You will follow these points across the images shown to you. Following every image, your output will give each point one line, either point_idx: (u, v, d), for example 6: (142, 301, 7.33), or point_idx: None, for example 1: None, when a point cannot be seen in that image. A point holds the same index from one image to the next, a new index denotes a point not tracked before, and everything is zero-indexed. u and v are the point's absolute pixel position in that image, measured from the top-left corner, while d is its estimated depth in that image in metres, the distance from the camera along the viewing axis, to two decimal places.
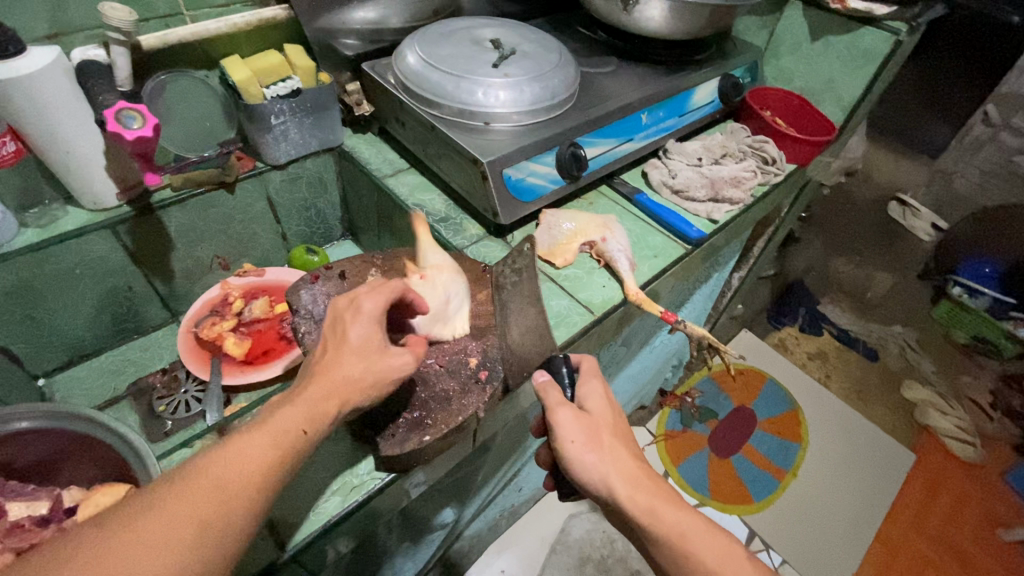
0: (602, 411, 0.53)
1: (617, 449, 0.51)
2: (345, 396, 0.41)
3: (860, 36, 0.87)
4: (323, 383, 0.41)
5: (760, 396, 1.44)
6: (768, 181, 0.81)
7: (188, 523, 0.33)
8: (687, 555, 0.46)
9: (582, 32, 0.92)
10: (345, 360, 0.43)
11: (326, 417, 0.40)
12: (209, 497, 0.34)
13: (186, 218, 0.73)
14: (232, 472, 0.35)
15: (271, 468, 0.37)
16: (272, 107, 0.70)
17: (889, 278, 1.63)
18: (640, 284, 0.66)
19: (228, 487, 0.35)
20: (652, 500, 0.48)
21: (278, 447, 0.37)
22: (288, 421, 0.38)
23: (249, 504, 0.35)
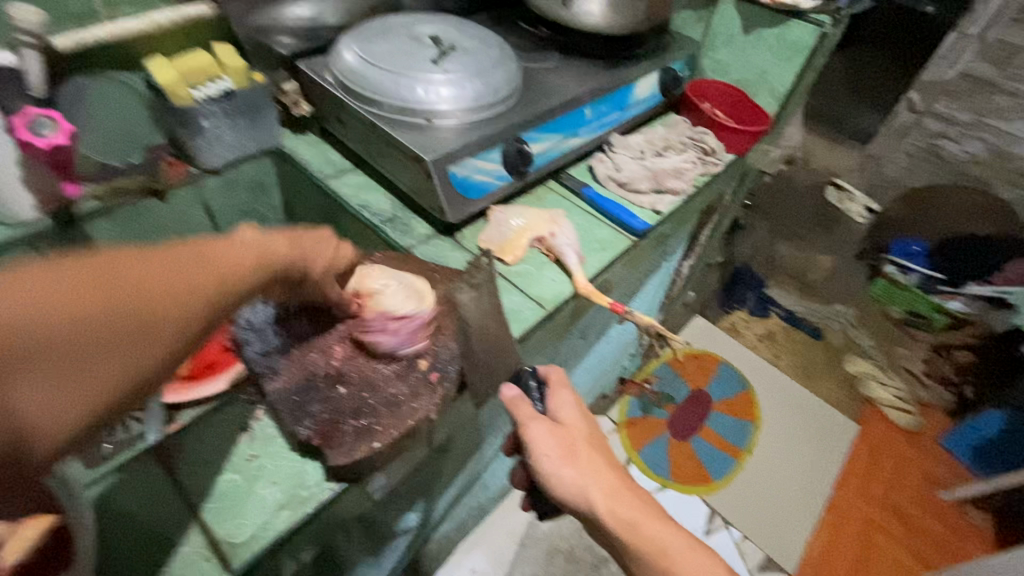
0: (575, 425, 0.58)
1: (591, 460, 0.56)
2: (310, 260, 0.47)
3: (788, 29, 0.92)
4: (293, 239, 0.46)
5: (714, 378, 1.49)
6: (709, 171, 0.84)
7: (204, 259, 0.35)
8: (650, 555, 0.52)
9: (524, 27, 0.93)
10: (316, 239, 0.48)
11: (294, 266, 0.45)
12: (212, 260, 0.35)
13: (115, 230, 0.69)
14: (231, 250, 0.37)
15: (257, 275, 0.39)
16: (202, 109, 0.67)
17: (829, 258, 1.69)
18: (589, 277, 0.67)
19: (226, 257, 0.37)
20: (621, 505, 0.54)
21: (264, 257, 0.41)
22: (272, 248, 0.42)
23: (243, 282, 0.37)
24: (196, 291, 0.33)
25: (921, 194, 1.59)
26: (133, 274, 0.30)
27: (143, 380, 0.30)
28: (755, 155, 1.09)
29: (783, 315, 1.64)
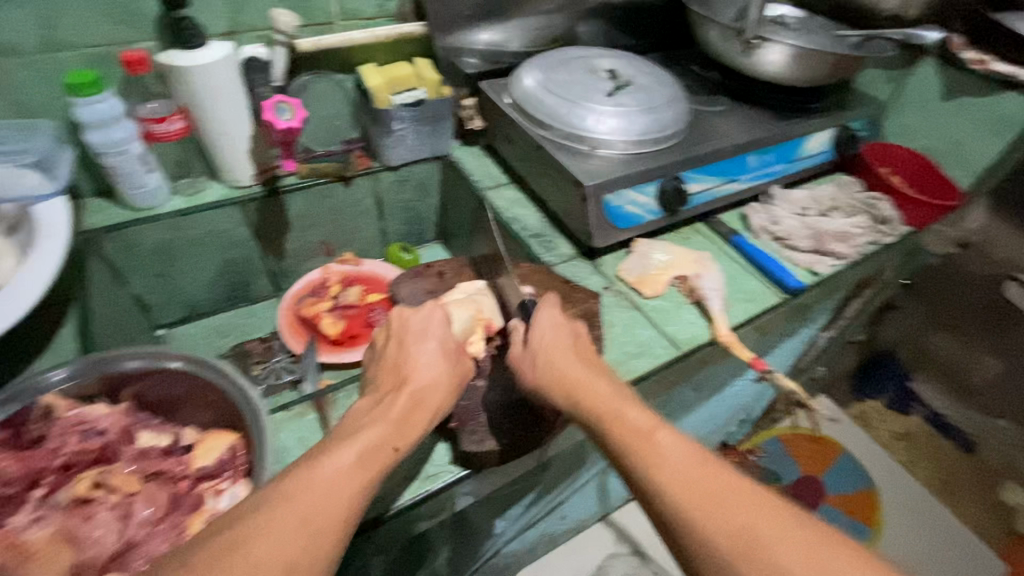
0: (551, 347, 0.53)
1: (569, 371, 0.51)
2: (429, 408, 0.46)
3: (1000, 100, 0.82)
4: (399, 421, 0.44)
5: (832, 468, 1.34)
6: (879, 240, 0.77)
7: (305, 518, 0.36)
8: (644, 454, 0.44)
9: (694, 70, 0.94)
10: (422, 358, 0.49)
11: (405, 433, 0.44)
12: (309, 507, 0.36)
13: (305, 204, 0.80)
14: (327, 482, 0.38)
15: (362, 492, 0.39)
16: (396, 114, 0.76)
17: (997, 365, 1.25)
18: (730, 325, 0.64)
19: (325, 507, 0.37)
20: (585, 394, 0.49)
21: (364, 455, 0.40)
22: (373, 436, 0.42)
23: (348, 513, 0.38)
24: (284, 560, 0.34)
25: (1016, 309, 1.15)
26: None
27: None
28: (929, 233, 0.98)
29: (927, 416, 1.42)
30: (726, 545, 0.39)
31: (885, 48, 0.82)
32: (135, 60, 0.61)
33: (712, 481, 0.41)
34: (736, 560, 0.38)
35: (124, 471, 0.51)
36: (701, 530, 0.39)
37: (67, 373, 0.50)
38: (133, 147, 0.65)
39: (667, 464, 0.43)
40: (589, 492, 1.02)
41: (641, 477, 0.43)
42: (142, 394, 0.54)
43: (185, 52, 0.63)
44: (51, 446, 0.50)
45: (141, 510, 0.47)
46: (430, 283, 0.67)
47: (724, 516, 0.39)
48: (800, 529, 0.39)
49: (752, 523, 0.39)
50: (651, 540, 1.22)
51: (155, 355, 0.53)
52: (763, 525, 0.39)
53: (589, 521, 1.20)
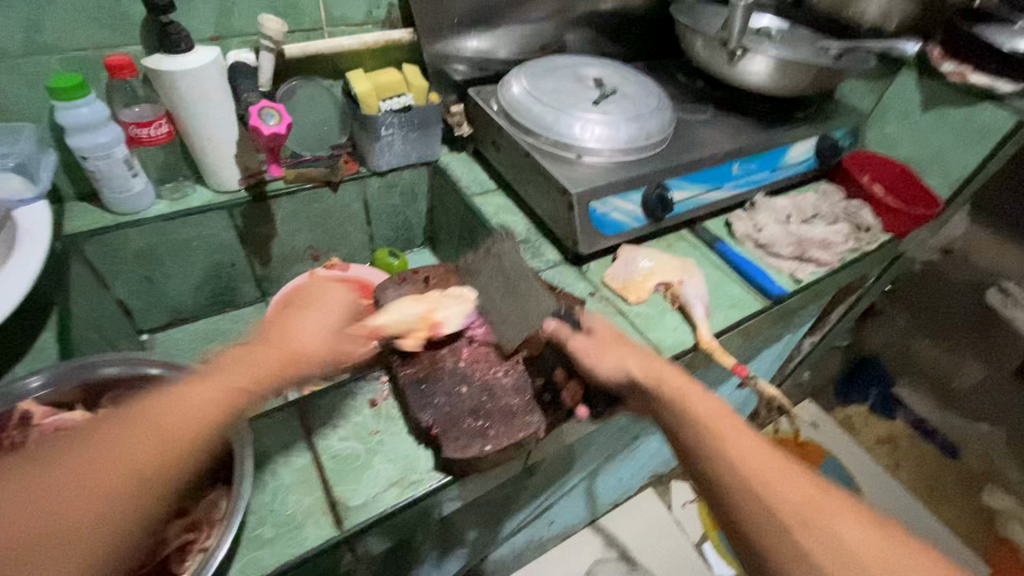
0: (605, 332, 0.57)
1: (639, 362, 0.53)
2: (305, 356, 0.45)
3: (977, 111, 0.84)
4: (268, 365, 0.43)
5: None
6: (860, 248, 0.78)
7: (140, 438, 0.35)
8: (693, 418, 0.48)
9: (681, 79, 0.95)
10: (304, 322, 0.47)
11: (267, 379, 0.42)
12: (120, 438, 0.35)
13: (292, 209, 0.79)
14: (182, 409, 0.37)
15: (209, 425, 0.37)
16: (384, 119, 0.76)
17: (979, 370, 1.29)
18: (713, 332, 0.65)
19: (174, 429, 0.36)
20: (659, 384, 0.51)
21: (218, 395, 0.39)
22: (230, 378, 0.40)
23: (192, 448, 0.36)
24: (116, 490, 0.33)
25: (991, 317, 1.20)
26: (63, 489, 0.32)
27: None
28: (910, 240, 1.00)
29: (910, 421, 1.43)
30: (803, 539, 0.41)
31: (866, 60, 0.83)
32: (120, 64, 0.61)
33: (759, 449, 0.45)
34: (815, 552, 0.40)
35: None
36: (773, 522, 0.42)
37: (43, 379, 0.50)
38: (118, 151, 0.64)
39: (718, 431, 0.46)
40: (577, 496, 1.02)
41: (690, 442, 0.47)
42: (122, 401, 0.54)
43: (170, 57, 0.63)
44: (27, 454, 0.49)
45: None
46: (417, 289, 0.67)
47: (794, 507, 0.42)
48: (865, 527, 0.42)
49: (825, 519, 0.42)
50: (639, 544, 1.22)
51: (137, 360, 0.53)
52: (800, 495, 0.43)
53: (577, 526, 1.20)
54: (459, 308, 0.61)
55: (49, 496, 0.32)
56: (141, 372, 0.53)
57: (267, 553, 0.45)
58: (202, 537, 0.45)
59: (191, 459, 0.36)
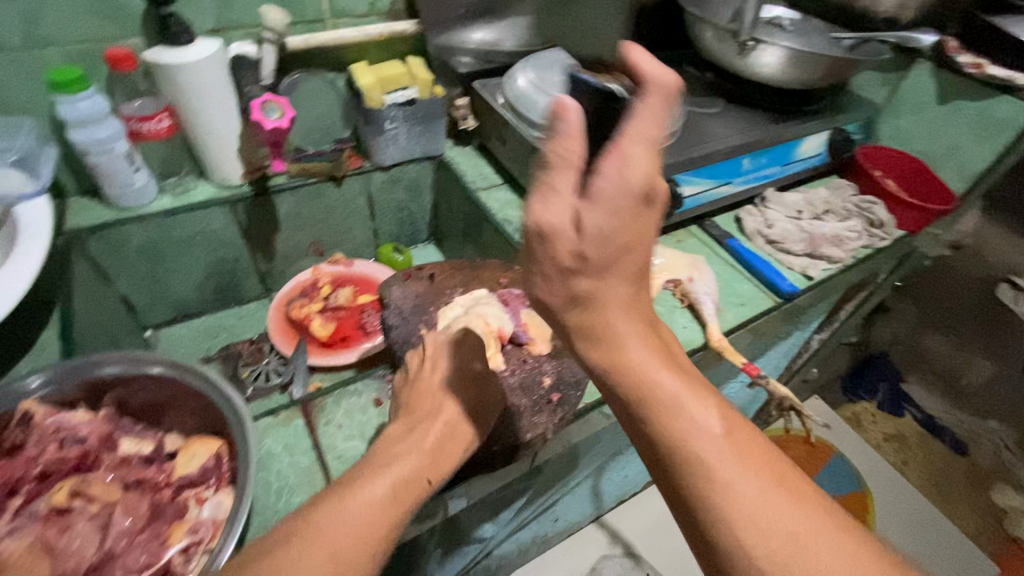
0: (597, 278, 0.41)
1: (613, 327, 0.39)
2: (463, 438, 0.48)
3: (994, 104, 0.82)
4: (440, 448, 0.46)
5: (825, 470, 1.31)
6: (873, 245, 0.76)
7: (326, 533, 0.37)
8: (667, 409, 0.38)
9: (690, 71, 0.93)
10: (450, 384, 0.52)
11: (438, 466, 0.45)
12: (343, 532, 0.37)
13: (296, 204, 0.79)
14: (362, 507, 0.39)
15: (395, 520, 0.40)
16: (388, 113, 0.75)
17: (990, 365, 1.26)
18: (723, 330, 0.64)
19: (362, 525, 0.38)
20: (613, 354, 0.39)
21: (400, 485, 0.42)
22: (405, 469, 0.43)
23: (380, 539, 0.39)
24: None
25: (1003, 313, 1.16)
26: None
27: None
28: (923, 236, 0.98)
29: (919, 418, 1.41)
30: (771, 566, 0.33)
31: (881, 52, 0.81)
32: (120, 58, 0.60)
33: (743, 451, 0.37)
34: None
35: (105, 479, 0.50)
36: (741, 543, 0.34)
37: (44, 378, 0.49)
38: (119, 145, 0.63)
39: (696, 431, 0.37)
40: (582, 493, 1.01)
41: (656, 432, 0.38)
42: (124, 399, 0.53)
43: (172, 49, 0.62)
44: (29, 454, 0.48)
45: (120, 520, 0.47)
46: (422, 285, 0.66)
47: (771, 528, 0.34)
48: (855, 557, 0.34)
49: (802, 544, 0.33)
50: (644, 540, 1.22)
51: (139, 359, 0.52)
52: (784, 509, 0.34)
53: (582, 522, 1.20)
54: (496, 310, 0.61)
55: None
56: (142, 371, 0.52)
57: None
58: (205, 541, 0.46)
59: (379, 554, 0.38)
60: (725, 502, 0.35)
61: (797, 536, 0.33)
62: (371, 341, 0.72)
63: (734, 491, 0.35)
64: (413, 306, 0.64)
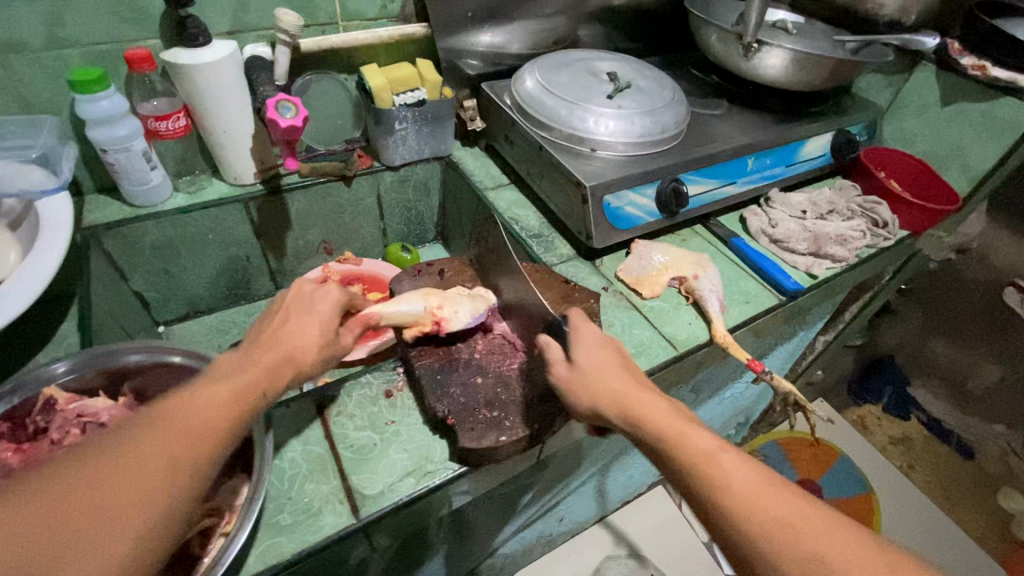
0: (600, 365, 0.50)
1: (635, 400, 0.47)
2: (304, 360, 0.44)
3: (998, 105, 0.83)
4: (276, 368, 0.42)
5: (829, 472, 1.32)
6: (876, 244, 0.77)
7: (154, 436, 0.34)
8: (702, 467, 0.42)
9: (694, 73, 0.95)
10: (314, 310, 0.47)
11: (280, 377, 0.42)
12: (169, 434, 0.34)
13: (307, 203, 0.80)
14: (194, 414, 0.36)
15: (230, 425, 0.37)
16: (398, 114, 0.76)
17: (997, 370, 1.24)
18: (728, 327, 0.65)
19: (192, 430, 0.35)
20: (647, 422, 0.46)
21: (234, 394, 0.38)
22: (244, 379, 0.39)
23: (205, 447, 0.35)
24: (142, 495, 0.31)
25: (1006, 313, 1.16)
26: (74, 498, 0.30)
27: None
28: (927, 236, 0.99)
29: (925, 421, 1.42)
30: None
31: (884, 54, 0.82)
32: (139, 58, 0.62)
33: (773, 498, 0.40)
34: None
35: None
36: (765, 557, 0.38)
37: (68, 366, 0.51)
38: (137, 144, 0.65)
39: (735, 487, 0.40)
40: (587, 492, 1.01)
41: (698, 491, 0.42)
42: (143, 388, 0.55)
43: (188, 50, 0.63)
44: (51, 439, 0.50)
45: None
46: (431, 282, 0.68)
47: (791, 541, 0.38)
48: (879, 563, 0.37)
49: (820, 551, 0.37)
50: (648, 541, 1.22)
51: (158, 350, 0.53)
52: (823, 543, 0.37)
53: (586, 522, 1.20)
54: (469, 308, 0.61)
55: (71, 498, 0.30)
56: (162, 361, 0.54)
57: (287, 538, 0.45)
58: None
59: (207, 461, 0.35)
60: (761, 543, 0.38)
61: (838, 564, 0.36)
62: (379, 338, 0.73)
63: (764, 531, 0.38)
64: None
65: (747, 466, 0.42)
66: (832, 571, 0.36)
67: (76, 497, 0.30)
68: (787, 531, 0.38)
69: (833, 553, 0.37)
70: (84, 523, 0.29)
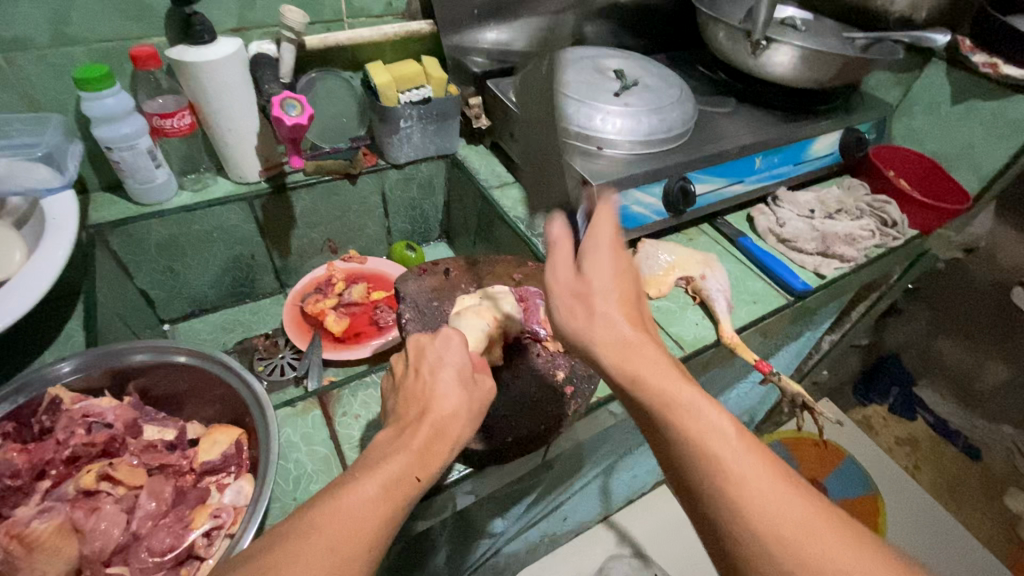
0: (609, 290, 0.44)
1: (629, 346, 0.42)
2: (453, 437, 0.44)
3: (1009, 104, 0.82)
4: (427, 447, 0.42)
5: (834, 473, 1.30)
6: (885, 244, 0.76)
7: (316, 540, 0.35)
8: (685, 425, 0.38)
9: (701, 70, 0.94)
10: (443, 387, 0.46)
11: (433, 465, 0.42)
12: (336, 553, 0.35)
13: (312, 202, 0.80)
14: (352, 517, 0.37)
15: (387, 520, 0.38)
16: (403, 112, 0.76)
17: (1005, 371, 1.23)
18: (735, 327, 0.64)
19: (351, 537, 0.36)
20: (633, 366, 0.41)
21: (389, 488, 0.39)
22: (396, 467, 0.40)
23: (369, 548, 0.37)
24: None
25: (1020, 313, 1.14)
26: None
27: None
28: (936, 236, 0.98)
29: (931, 422, 1.41)
30: (782, 555, 0.34)
31: (894, 51, 0.81)
32: (145, 56, 0.61)
33: (753, 465, 0.36)
34: (777, 556, 0.34)
35: (130, 464, 0.51)
36: (749, 528, 0.35)
37: (73, 365, 0.51)
38: (142, 142, 0.65)
39: (716, 448, 0.37)
40: (591, 491, 1.01)
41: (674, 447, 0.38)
42: (148, 386, 0.55)
43: (194, 48, 0.63)
44: (57, 438, 0.50)
45: (146, 503, 0.48)
46: (436, 281, 0.67)
47: (777, 513, 0.35)
48: (851, 541, 0.34)
49: (806, 527, 0.34)
50: (653, 541, 1.21)
51: (164, 349, 0.53)
52: (798, 516, 0.35)
53: (590, 522, 1.20)
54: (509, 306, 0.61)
55: None
56: (167, 360, 0.54)
57: None
58: (226, 525, 0.47)
59: (368, 565, 0.36)
60: (736, 503, 0.35)
61: (813, 538, 0.34)
62: (384, 337, 0.73)
63: (740, 492, 0.35)
64: (428, 299, 0.65)
65: (730, 430, 0.38)
66: (806, 544, 0.34)
67: None
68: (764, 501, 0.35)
69: (808, 527, 0.34)
70: None
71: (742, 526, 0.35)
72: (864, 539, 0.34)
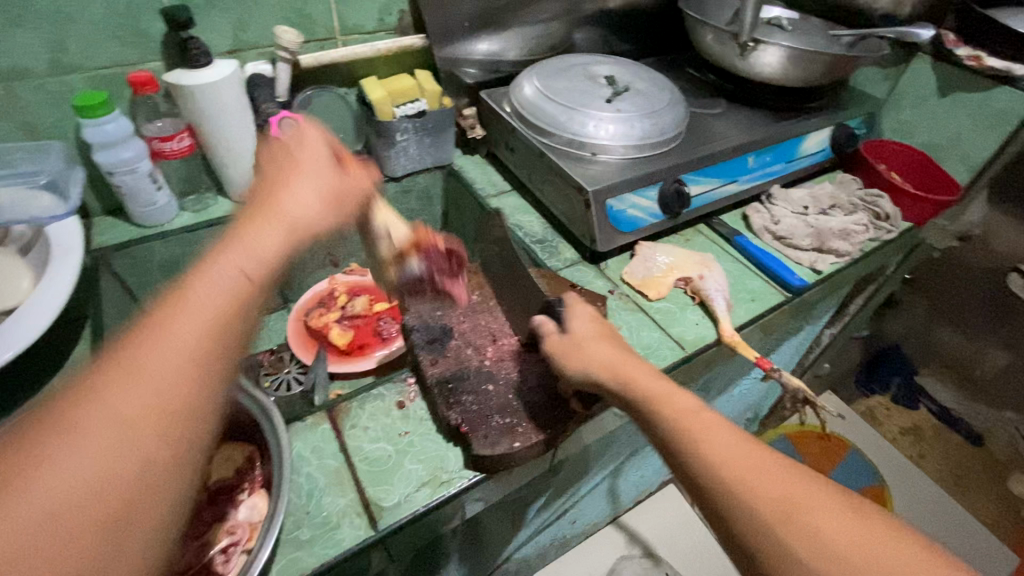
0: (592, 338, 0.52)
1: (628, 370, 0.48)
2: (292, 224, 0.41)
3: (994, 95, 0.83)
4: (249, 246, 0.38)
5: (841, 465, 1.33)
6: (879, 237, 0.77)
7: (151, 352, 0.30)
8: (688, 428, 0.42)
9: (691, 73, 0.95)
10: (293, 190, 0.44)
11: (266, 263, 0.38)
12: (171, 357, 0.30)
13: None
14: (185, 318, 0.32)
15: (231, 314, 0.34)
16: (399, 125, 0.77)
17: (1004, 356, 1.19)
18: (735, 326, 0.65)
19: (189, 338, 0.32)
20: (639, 385, 0.47)
21: (224, 288, 0.35)
22: (224, 266, 0.36)
23: (215, 345, 0.32)
24: (163, 407, 0.29)
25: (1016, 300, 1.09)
26: (106, 432, 0.27)
27: (175, 503, 0.29)
28: (930, 226, 0.99)
29: (934, 410, 1.40)
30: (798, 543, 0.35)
31: (879, 48, 0.82)
32: (142, 81, 0.62)
33: (756, 458, 0.40)
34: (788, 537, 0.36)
35: None
36: (745, 504, 0.38)
37: None
38: (143, 165, 0.66)
39: (716, 442, 0.41)
40: (600, 493, 1.02)
41: (681, 453, 0.42)
42: None
43: (191, 72, 0.64)
44: None
45: None
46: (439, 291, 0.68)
47: (762, 482, 0.38)
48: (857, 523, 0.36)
49: (815, 519, 0.36)
50: (662, 541, 1.22)
51: None
52: (809, 504, 0.37)
53: (600, 524, 1.20)
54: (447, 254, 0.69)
55: (89, 432, 0.27)
56: None
57: (308, 552, 0.46)
58: (243, 541, 0.47)
59: (221, 360, 0.32)
60: (739, 491, 0.38)
61: (832, 532, 0.36)
62: (387, 348, 0.73)
63: (745, 483, 0.38)
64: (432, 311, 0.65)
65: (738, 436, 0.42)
66: (817, 530, 0.36)
67: (101, 435, 0.27)
68: (784, 505, 0.37)
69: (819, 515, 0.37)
70: (136, 448, 0.28)
71: (754, 510, 0.37)
72: (860, 517, 0.37)
